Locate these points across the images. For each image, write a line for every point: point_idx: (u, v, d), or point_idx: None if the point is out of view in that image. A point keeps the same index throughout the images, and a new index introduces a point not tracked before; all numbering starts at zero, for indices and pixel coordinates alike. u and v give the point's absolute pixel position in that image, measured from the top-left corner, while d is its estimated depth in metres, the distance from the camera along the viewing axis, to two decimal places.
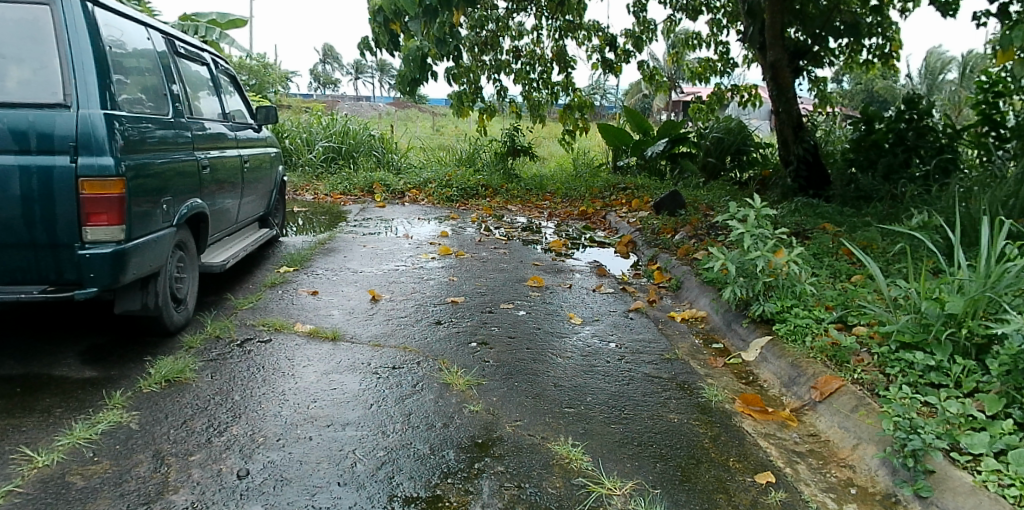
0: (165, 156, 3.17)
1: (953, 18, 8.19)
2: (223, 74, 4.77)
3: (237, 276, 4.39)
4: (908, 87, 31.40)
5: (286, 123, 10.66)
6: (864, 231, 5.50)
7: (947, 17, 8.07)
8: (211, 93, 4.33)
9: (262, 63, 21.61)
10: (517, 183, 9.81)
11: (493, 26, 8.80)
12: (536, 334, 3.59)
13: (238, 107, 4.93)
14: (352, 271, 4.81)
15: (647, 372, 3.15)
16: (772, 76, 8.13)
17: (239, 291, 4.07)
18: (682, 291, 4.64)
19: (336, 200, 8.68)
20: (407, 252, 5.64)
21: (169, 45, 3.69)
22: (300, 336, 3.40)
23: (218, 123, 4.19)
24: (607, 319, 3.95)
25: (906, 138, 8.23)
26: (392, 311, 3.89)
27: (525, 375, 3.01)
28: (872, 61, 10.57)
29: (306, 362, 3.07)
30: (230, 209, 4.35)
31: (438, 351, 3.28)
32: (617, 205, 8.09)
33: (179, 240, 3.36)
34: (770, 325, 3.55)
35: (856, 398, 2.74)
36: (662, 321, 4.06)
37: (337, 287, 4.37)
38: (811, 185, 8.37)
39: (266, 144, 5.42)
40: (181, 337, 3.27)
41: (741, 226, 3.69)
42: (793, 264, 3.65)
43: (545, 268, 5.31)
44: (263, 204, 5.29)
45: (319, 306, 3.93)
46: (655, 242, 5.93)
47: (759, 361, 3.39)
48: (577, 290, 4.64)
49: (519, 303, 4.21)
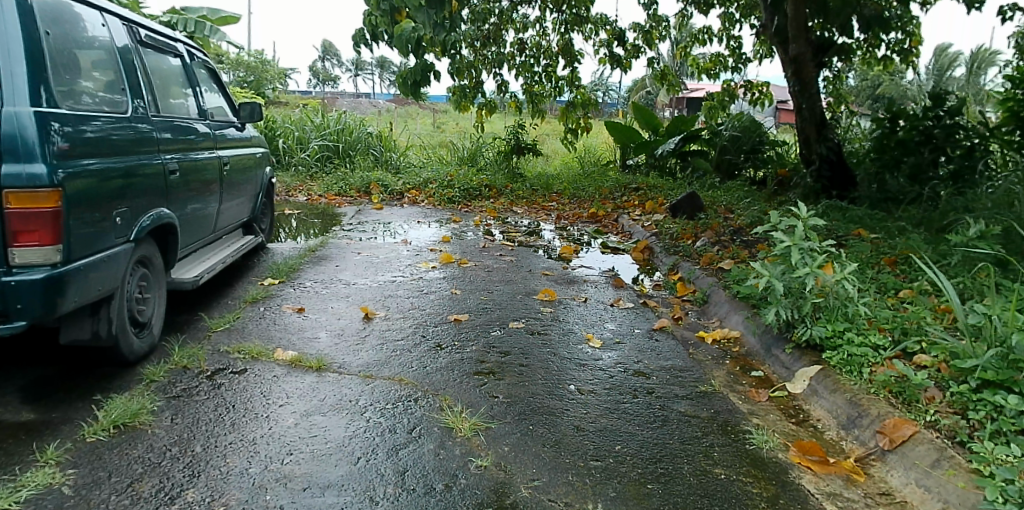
0: (124, 159, 2.73)
1: (979, 10, 7.74)
2: (201, 67, 4.31)
3: (215, 291, 3.96)
4: (917, 83, 30.83)
5: (279, 120, 10.20)
6: (904, 240, 5.04)
7: (973, 10, 7.61)
8: (187, 88, 3.87)
9: (261, 59, 21.15)
10: (522, 183, 9.37)
11: (496, 19, 8.35)
12: (550, 360, 3.15)
13: (219, 103, 4.48)
14: (344, 284, 4.37)
15: (683, 410, 2.70)
16: (794, 71, 7.68)
17: (216, 310, 3.64)
18: (709, 307, 4.20)
19: (330, 201, 8.24)
20: (405, 260, 5.21)
21: (134, 33, 3.24)
22: (280, 366, 2.96)
23: (194, 121, 3.73)
24: (630, 341, 3.51)
25: (933, 137, 7.67)
26: (387, 333, 3.45)
27: (541, 416, 2.56)
28: (892, 57, 10.11)
29: (285, 399, 2.63)
30: (208, 216, 3.92)
31: (439, 384, 2.83)
32: (629, 206, 7.64)
33: (140, 255, 2.93)
34: (819, 353, 3.11)
35: (937, 449, 2.29)
36: (692, 342, 3.61)
37: (326, 303, 3.93)
38: (835, 185, 7.90)
39: (251, 144, 4.97)
40: (143, 368, 2.85)
41: (787, 238, 3.23)
42: (843, 281, 3.21)
43: (556, 278, 4.87)
44: (247, 209, 4.86)
45: (305, 327, 3.49)
46: (673, 249, 5.49)
47: (809, 394, 2.94)
48: (592, 305, 4.20)
49: (530, 321, 3.76)
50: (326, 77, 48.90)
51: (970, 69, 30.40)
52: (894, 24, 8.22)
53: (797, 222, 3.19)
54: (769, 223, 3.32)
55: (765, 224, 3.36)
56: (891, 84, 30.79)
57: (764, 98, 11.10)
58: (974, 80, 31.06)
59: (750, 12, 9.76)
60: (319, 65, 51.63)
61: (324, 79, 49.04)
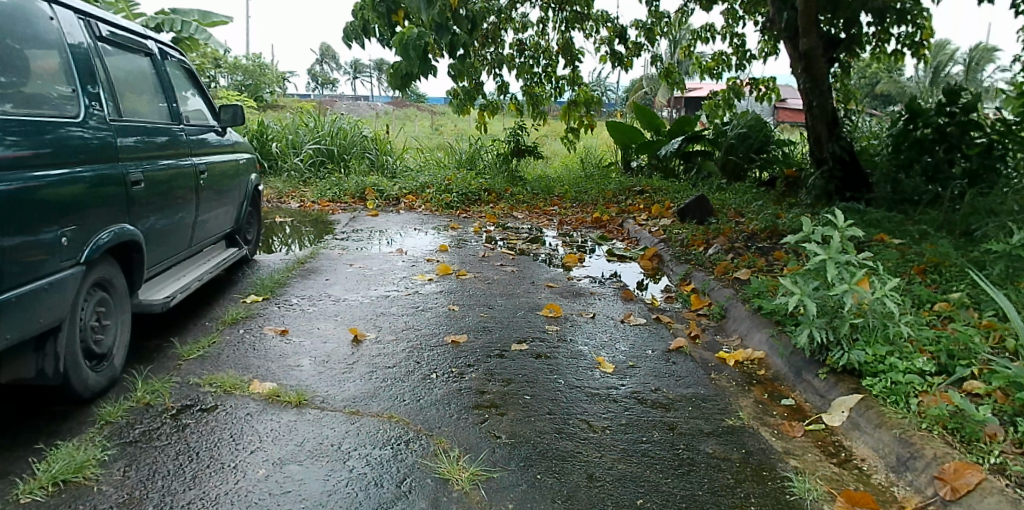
0: (83, 168, 2.48)
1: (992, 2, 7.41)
2: (176, 66, 3.98)
3: (191, 311, 3.64)
4: (917, 81, 30.57)
5: (270, 124, 9.86)
6: (931, 245, 4.74)
7: None
8: (159, 89, 3.54)
9: (258, 62, 20.75)
10: (523, 186, 9.05)
11: (495, 18, 8.08)
12: (559, 390, 2.83)
13: (196, 105, 4.15)
14: (333, 300, 4.05)
15: (711, 452, 2.38)
16: (805, 68, 7.36)
17: (190, 334, 3.32)
18: (727, 322, 3.89)
19: (324, 208, 7.92)
20: (400, 271, 4.89)
21: (92, 28, 2.91)
22: (256, 402, 2.63)
23: (165, 125, 3.40)
24: (645, 365, 3.19)
25: (948, 135, 7.28)
26: (377, 359, 3.12)
27: (549, 462, 2.24)
28: (901, 51, 9.77)
29: (256, 444, 2.31)
30: (183, 229, 3.58)
31: (433, 421, 2.51)
32: (635, 210, 7.32)
33: (96, 278, 2.60)
34: (860, 381, 2.79)
35: (1011, 501, 1.97)
36: (713, 365, 3.29)
37: (312, 323, 3.61)
38: (848, 186, 7.57)
39: (234, 150, 4.64)
40: (100, 406, 2.53)
41: (822, 251, 2.89)
42: (883, 299, 2.89)
43: (561, 290, 4.55)
44: (230, 219, 4.55)
45: (287, 353, 3.17)
46: (684, 257, 5.16)
47: (850, 428, 2.63)
48: (601, 321, 3.88)
49: (534, 342, 3.44)
50: (324, 80, 48.58)
51: (970, 64, 30.20)
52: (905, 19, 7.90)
53: (835, 234, 2.84)
54: (802, 234, 2.98)
55: (796, 234, 3.01)
56: (890, 81, 30.52)
57: (771, 94, 10.74)
58: (975, 76, 30.84)
59: (755, 9, 9.58)
60: (316, 67, 51.13)
61: (321, 81, 48.72)
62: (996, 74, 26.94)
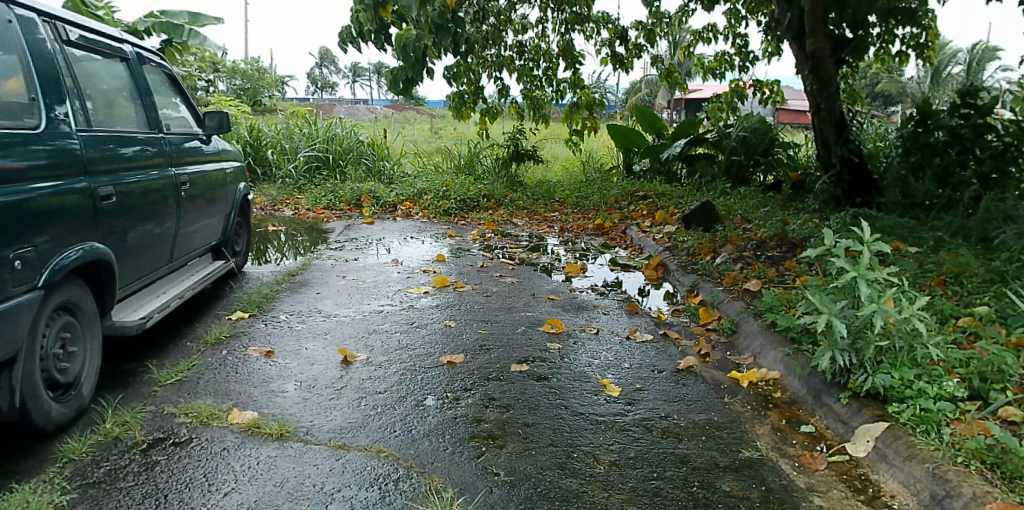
0: (44, 183, 2.27)
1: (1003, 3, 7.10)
2: (156, 71, 3.78)
3: (172, 331, 3.45)
4: (919, 82, 30.38)
5: (264, 130, 9.67)
6: (949, 254, 4.55)
7: None
8: (136, 96, 3.34)
9: (256, 66, 20.56)
10: (523, 192, 8.86)
11: (494, 20, 7.93)
12: (563, 418, 2.63)
13: (178, 112, 3.95)
14: (323, 316, 3.85)
15: (728, 489, 2.19)
16: (813, 69, 7.16)
17: (169, 357, 3.12)
18: (739, 338, 3.70)
19: (318, 216, 7.73)
20: (395, 283, 4.70)
21: (58, 31, 2.72)
22: (234, 434, 2.43)
23: (141, 135, 3.20)
24: (654, 387, 3.00)
25: (961, 137, 7.09)
26: (367, 383, 2.93)
27: (552, 503, 2.04)
28: (907, 53, 9.61)
29: (231, 484, 2.11)
30: (164, 244, 3.39)
31: (426, 456, 2.32)
32: (638, 216, 7.13)
33: (61, 301, 2.40)
34: (887, 409, 2.59)
35: None
36: (725, 387, 3.10)
37: (299, 343, 3.40)
38: (857, 190, 7.38)
39: (220, 158, 4.42)
40: (64, 441, 2.33)
41: (851, 268, 2.68)
42: (911, 319, 2.69)
43: (563, 303, 4.35)
44: (217, 230, 4.35)
45: (272, 377, 2.97)
46: (691, 267, 4.97)
47: (877, 460, 2.43)
48: (605, 337, 3.69)
49: (536, 362, 3.25)
50: (323, 84, 48.45)
51: (969, 65, 30.10)
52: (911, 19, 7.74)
53: (864, 249, 2.64)
54: (824, 248, 2.78)
55: (821, 247, 2.82)
56: (890, 80, 30.40)
57: (775, 97, 10.57)
58: (975, 76, 30.74)
59: (758, 8, 9.51)
60: (314, 70, 50.99)
61: (320, 85, 48.60)
62: (996, 73, 26.77)
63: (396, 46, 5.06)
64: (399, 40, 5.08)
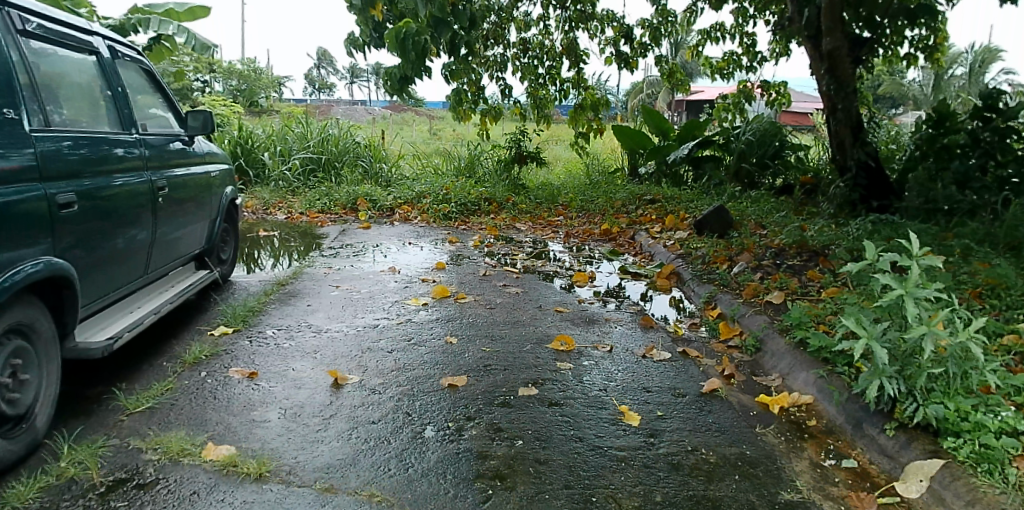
0: (13, 186, 2.12)
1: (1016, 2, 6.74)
2: (134, 67, 3.49)
3: (149, 350, 3.16)
4: (922, 85, 30.13)
5: (258, 131, 9.38)
6: (984, 264, 4.26)
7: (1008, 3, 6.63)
8: (107, 93, 3.04)
9: (252, 67, 20.25)
10: (524, 195, 8.58)
11: (496, 18, 7.73)
12: (578, 453, 2.34)
13: (157, 111, 3.64)
14: (313, 332, 3.56)
15: None
16: (830, 69, 6.87)
17: (142, 380, 2.84)
18: (764, 357, 3.42)
19: (312, 220, 7.44)
20: (392, 294, 4.40)
21: (11, 20, 2.41)
22: (206, 473, 2.14)
23: (111, 136, 2.89)
24: (677, 415, 2.71)
25: (981, 141, 6.82)
26: (360, 410, 2.63)
27: None
28: (915, 54, 9.32)
29: None
30: (140, 255, 3.09)
31: (425, 501, 2.02)
32: (647, 221, 6.84)
33: (13, 323, 2.12)
34: (942, 444, 2.29)
35: None
36: (755, 414, 2.80)
37: (286, 363, 3.11)
38: (874, 195, 7.10)
39: (204, 161, 4.10)
40: (11, 483, 2.04)
41: (899, 286, 2.38)
42: (966, 342, 2.40)
43: (572, 316, 4.07)
44: (201, 238, 4.06)
45: (254, 404, 2.67)
46: (706, 277, 4.68)
47: (933, 503, 2.14)
48: (619, 355, 3.40)
49: (546, 384, 2.96)
50: (321, 85, 48.22)
51: (972, 68, 29.90)
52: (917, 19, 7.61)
53: (915, 265, 2.35)
54: (868, 263, 2.48)
55: (860, 263, 2.51)
56: (892, 82, 30.25)
57: (781, 99, 10.34)
58: (976, 79, 30.59)
59: (767, 5, 9.26)
60: (313, 70, 50.68)
61: (319, 86, 48.35)
62: (999, 76, 26.57)
63: (389, 40, 4.79)
64: (394, 34, 4.81)
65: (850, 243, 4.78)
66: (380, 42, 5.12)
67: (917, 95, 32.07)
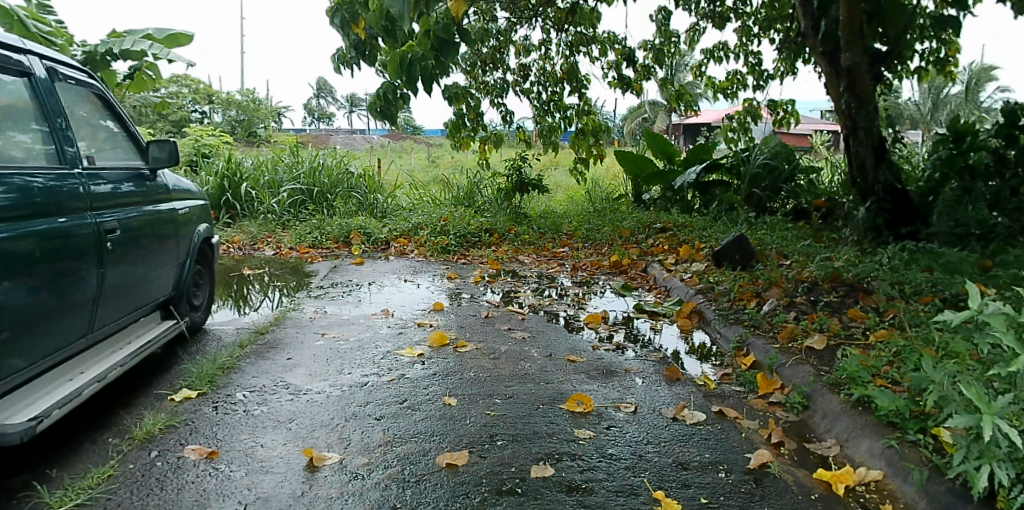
0: None
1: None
2: (83, 92, 3.07)
3: (93, 425, 2.68)
4: (920, 103, 30.07)
5: (247, 163, 9.00)
6: None
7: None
8: (36, 121, 2.58)
9: (249, 96, 20.02)
10: (527, 225, 8.14)
11: (495, 42, 7.43)
12: None
13: (110, 141, 3.21)
14: (291, 394, 3.07)
15: None
16: (849, 86, 6.51)
17: (77, 467, 2.35)
18: (816, 418, 2.94)
19: (302, 256, 7.01)
20: (384, 342, 3.93)
21: None
22: None
23: (35, 171, 2.42)
24: (726, 504, 2.21)
25: (1007, 159, 6.57)
26: (337, 505, 2.14)
27: None
28: (925, 69, 8.98)
29: None
30: (84, 311, 2.63)
31: None
32: (659, 252, 6.41)
33: None
34: None
35: None
36: (819, 499, 2.30)
37: (253, 438, 2.62)
38: (900, 219, 6.66)
39: (169, 196, 3.64)
40: None
41: (1019, 350, 1.89)
42: None
43: (587, 367, 3.59)
44: (169, 284, 3.60)
45: (209, 499, 2.17)
46: (734, 318, 4.21)
47: None
48: (646, 417, 2.92)
49: (563, 462, 2.47)
50: (321, 114, 48.24)
51: (968, 86, 29.90)
52: (926, 32, 7.29)
53: None
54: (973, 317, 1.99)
55: (963, 316, 2.01)
56: (892, 101, 30.13)
57: (789, 118, 9.86)
58: (976, 96, 30.45)
59: (771, 24, 8.95)
60: (311, 100, 50.89)
61: (319, 114, 48.41)
62: (997, 92, 26.52)
63: (392, 66, 4.13)
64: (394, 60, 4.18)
65: (886, 278, 4.36)
66: (360, 61, 4.69)
67: (916, 114, 32.00)
